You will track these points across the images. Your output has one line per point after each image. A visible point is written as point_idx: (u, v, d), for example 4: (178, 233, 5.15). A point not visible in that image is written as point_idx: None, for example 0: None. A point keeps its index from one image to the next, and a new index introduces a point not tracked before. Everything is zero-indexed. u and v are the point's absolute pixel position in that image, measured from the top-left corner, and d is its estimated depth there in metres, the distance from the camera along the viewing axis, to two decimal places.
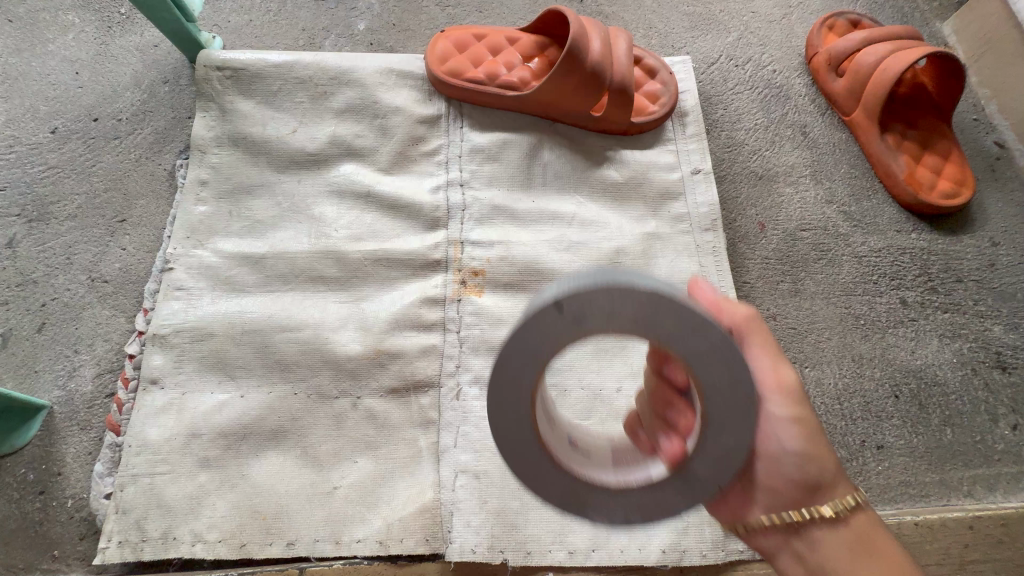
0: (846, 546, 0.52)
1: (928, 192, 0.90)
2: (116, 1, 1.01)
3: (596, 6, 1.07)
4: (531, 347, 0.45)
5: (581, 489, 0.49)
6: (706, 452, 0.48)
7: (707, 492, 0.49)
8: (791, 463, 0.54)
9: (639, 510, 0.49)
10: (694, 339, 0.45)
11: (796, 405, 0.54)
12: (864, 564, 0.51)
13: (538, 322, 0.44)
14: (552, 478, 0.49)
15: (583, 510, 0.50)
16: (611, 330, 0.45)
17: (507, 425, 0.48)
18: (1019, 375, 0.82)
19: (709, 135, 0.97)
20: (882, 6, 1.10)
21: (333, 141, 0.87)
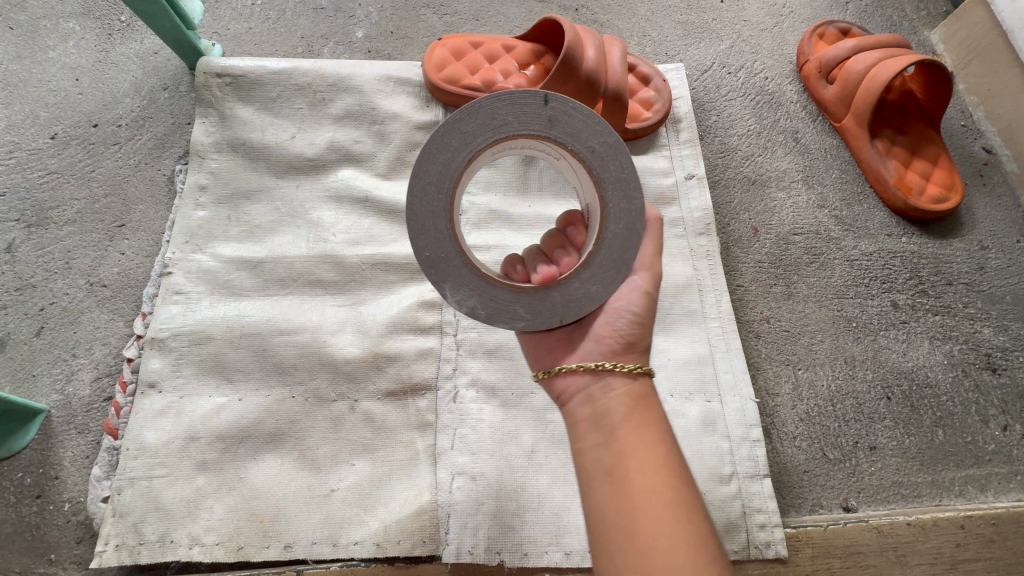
0: (627, 397, 0.54)
1: (918, 197, 0.92)
2: (117, 9, 1.02)
3: (591, 15, 1.09)
4: (465, 127, 0.52)
5: (456, 265, 0.55)
6: (570, 290, 0.57)
7: (548, 320, 0.57)
8: (623, 321, 0.59)
9: (486, 304, 0.56)
10: (626, 186, 0.54)
11: (653, 287, 0.61)
12: (633, 418, 0.52)
13: (524, 103, 0.52)
14: (437, 240, 0.54)
15: (441, 282, 0.55)
16: (565, 146, 0.54)
17: (427, 172, 0.52)
18: (1009, 377, 0.84)
19: (702, 141, 0.99)
20: (872, 15, 1.12)
21: (331, 147, 0.88)
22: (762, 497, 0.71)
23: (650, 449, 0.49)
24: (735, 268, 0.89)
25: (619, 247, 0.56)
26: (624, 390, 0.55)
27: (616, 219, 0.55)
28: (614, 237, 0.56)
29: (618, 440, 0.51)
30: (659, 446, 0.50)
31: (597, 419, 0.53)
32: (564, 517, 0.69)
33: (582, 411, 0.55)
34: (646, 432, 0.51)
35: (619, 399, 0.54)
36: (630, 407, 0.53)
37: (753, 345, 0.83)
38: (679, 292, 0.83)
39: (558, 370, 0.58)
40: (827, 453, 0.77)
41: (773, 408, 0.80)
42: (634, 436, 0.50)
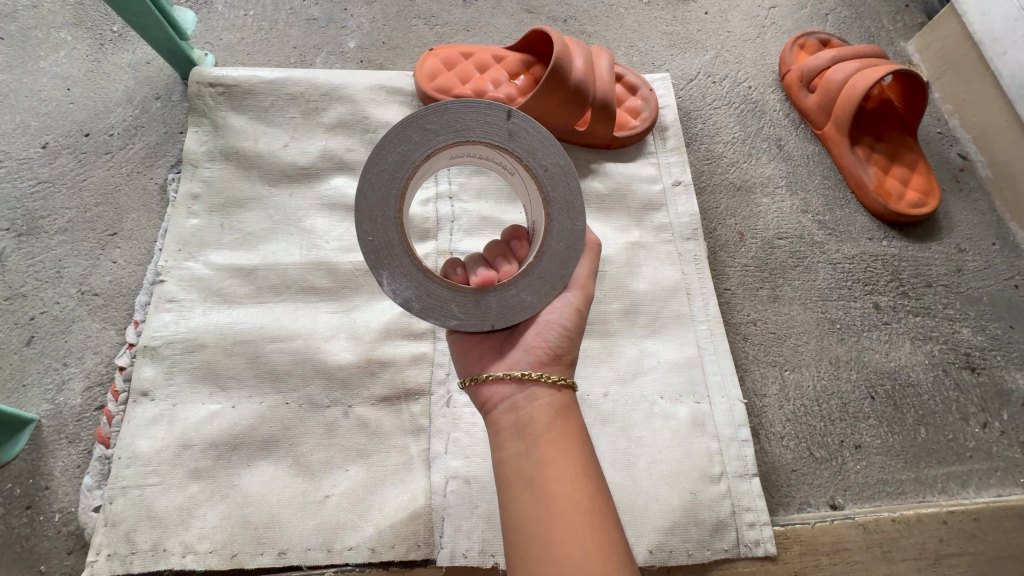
0: (551, 407, 0.55)
1: (897, 201, 0.95)
2: (109, 19, 1.03)
3: (579, 26, 1.12)
4: (428, 124, 0.54)
5: (399, 253, 0.54)
6: (506, 296, 0.57)
7: (482, 324, 0.56)
8: (553, 333, 0.58)
9: (422, 296, 0.55)
10: (570, 207, 0.57)
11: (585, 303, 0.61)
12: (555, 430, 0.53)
13: (490, 115, 0.56)
14: (384, 226, 0.54)
15: (379, 267, 0.54)
16: (520, 159, 0.57)
17: (387, 157, 0.54)
18: (987, 375, 0.86)
19: (689, 148, 1.01)
20: (851, 26, 1.16)
21: (324, 155, 0.89)
22: (750, 495, 0.73)
23: (568, 459, 0.50)
24: (722, 272, 0.91)
25: (558, 264, 0.57)
26: (548, 400, 0.55)
27: (558, 237, 0.57)
28: (554, 252, 0.57)
29: (537, 449, 0.51)
30: (577, 456, 0.51)
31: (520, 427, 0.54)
32: None
33: (506, 418, 0.56)
34: (566, 442, 0.52)
35: (541, 408, 0.54)
36: (553, 416, 0.54)
37: (741, 347, 0.85)
38: (668, 296, 0.85)
39: (485, 377, 0.58)
40: (814, 452, 0.79)
41: (760, 409, 0.81)
42: (554, 445, 0.51)
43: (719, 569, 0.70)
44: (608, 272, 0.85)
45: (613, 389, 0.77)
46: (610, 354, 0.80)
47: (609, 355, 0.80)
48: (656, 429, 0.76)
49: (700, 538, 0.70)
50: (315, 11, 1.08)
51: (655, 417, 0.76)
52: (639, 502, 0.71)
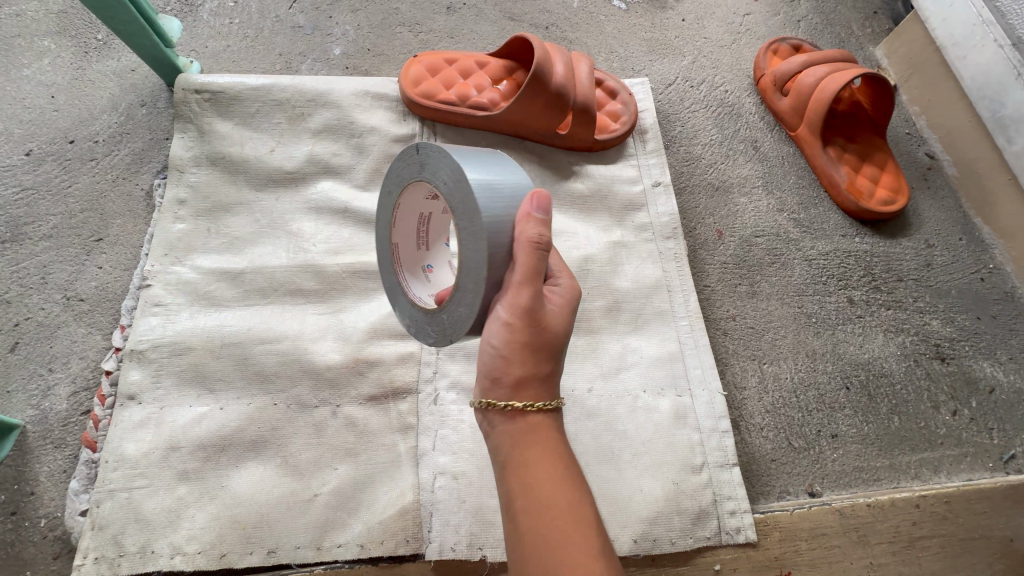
0: (513, 434, 0.54)
1: (868, 200, 0.98)
2: (93, 28, 1.04)
3: (561, 32, 1.15)
4: (388, 187, 0.66)
5: (397, 291, 0.67)
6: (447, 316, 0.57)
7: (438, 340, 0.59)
8: (494, 358, 0.54)
9: (409, 320, 0.65)
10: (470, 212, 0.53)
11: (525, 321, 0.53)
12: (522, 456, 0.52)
13: (407, 155, 0.61)
14: (389, 271, 0.68)
15: (394, 304, 0.69)
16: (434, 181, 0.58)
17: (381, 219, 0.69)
18: (956, 365, 0.89)
19: (668, 150, 1.04)
20: (822, 32, 1.20)
21: (310, 160, 0.91)
22: (731, 484, 0.75)
23: (550, 487, 0.50)
24: (701, 269, 0.94)
25: (475, 276, 0.53)
26: (524, 428, 0.54)
27: (473, 248, 0.53)
28: (473, 265, 0.53)
29: (516, 483, 0.51)
30: (557, 484, 0.50)
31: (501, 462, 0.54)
32: None
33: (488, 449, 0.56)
34: (545, 471, 0.51)
35: (517, 438, 0.53)
36: (530, 445, 0.53)
37: (721, 342, 0.88)
38: (649, 293, 0.87)
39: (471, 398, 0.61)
40: (793, 442, 0.82)
41: (740, 402, 0.84)
42: (533, 477, 0.51)
43: (702, 556, 0.72)
44: (591, 271, 0.87)
45: (597, 385, 0.79)
46: (594, 350, 0.82)
47: (592, 351, 0.82)
48: (640, 422, 0.78)
49: (682, 527, 0.72)
50: (301, 19, 1.09)
51: (638, 410, 0.78)
52: (623, 493, 0.72)
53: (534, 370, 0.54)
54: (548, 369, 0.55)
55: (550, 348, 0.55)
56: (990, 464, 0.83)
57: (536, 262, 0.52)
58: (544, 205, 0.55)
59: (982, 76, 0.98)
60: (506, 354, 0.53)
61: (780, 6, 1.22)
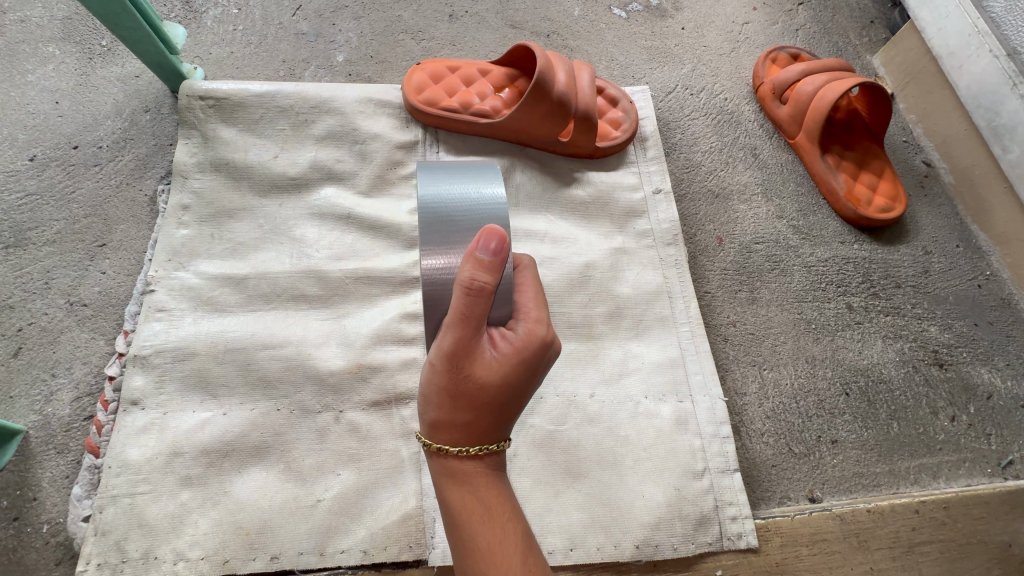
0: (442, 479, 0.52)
1: (866, 207, 0.99)
2: (98, 34, 1.04)
3: (562, 40, 1.16)
4: None
5: None
6: None
7: None
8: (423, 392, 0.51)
9: None
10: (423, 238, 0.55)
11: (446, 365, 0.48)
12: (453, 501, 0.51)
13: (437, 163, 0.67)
14: None
15: None
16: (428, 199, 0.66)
17: None
18: (955, 371, 0.90)
19: (668, 157, 1.05)
20: (820, 41, 1.22)
21: (314, 166, 0.91)
22: (732, 490, 0.75)
23: (497, 543, 0.49)
24: (702, 275, 0.94)
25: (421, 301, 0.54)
26: (465, 478, 0.51)
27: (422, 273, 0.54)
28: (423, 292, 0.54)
29: (461, 538, 0.50)
30: (503, 539, 0.49)
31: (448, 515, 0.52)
32: (546, 517, 0.71)
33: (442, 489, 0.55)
34: (489, 526, 0.49)
35: (458, 491, 0.51)
36: (472, 497, 0.51)
37: (721, 348, 0.88)
38: (651, 299, 0.88)
39: None
40: (793, 448, 0.82)
41: (741, 407, 0.84)
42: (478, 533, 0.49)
43: (703, 562, 0.72)
44: (593, 277, 0.88)
45: (599, 390, 0.80)
46: (596, 355, 0.82)
47: (594, 357, 0.82)
48: (641, 428, 0.78)
49: (684, 533, 0.72)
50: (304, 26, 1.10)
51: (639, 416, 0.79)
52: (625, 499, 0.73)
53: (451, 418, 0.50)
54: (472, 419, 0.50)
55: (477, 400, 0.49)
56: (989, 469, 0.83)
57: (460, 307, 0.46)
58: (495, 245, 0.46)
59: (977, 85, 1.00)
60: (425, 393, 0.51)
61: (779, 15, 1.24)
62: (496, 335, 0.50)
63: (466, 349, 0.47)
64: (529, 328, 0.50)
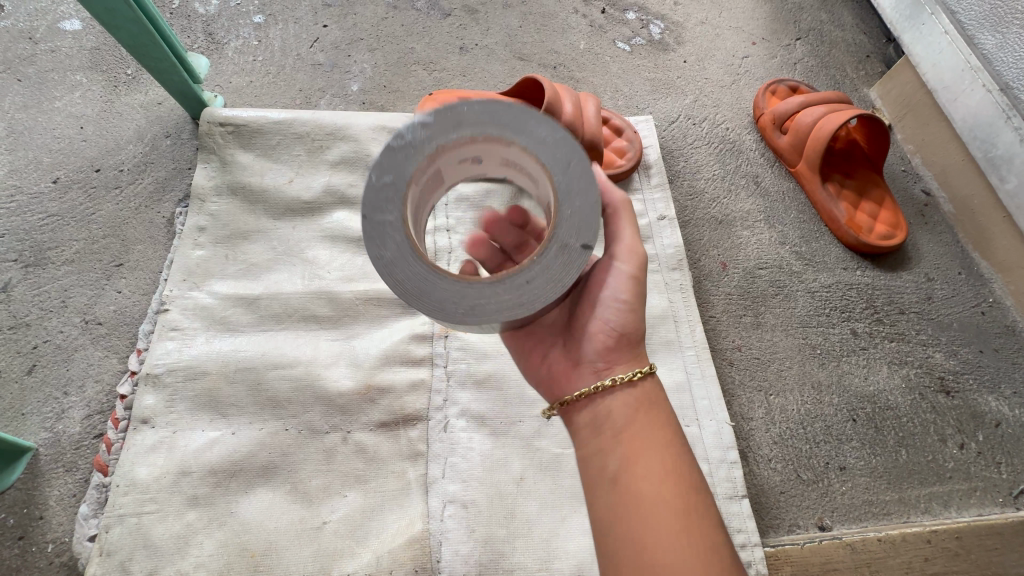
0: (629, 424, 0.55)
1: (868, 234, 1.01)
2: (123, 63, 1.09)
3: (568, 72, 1.20)
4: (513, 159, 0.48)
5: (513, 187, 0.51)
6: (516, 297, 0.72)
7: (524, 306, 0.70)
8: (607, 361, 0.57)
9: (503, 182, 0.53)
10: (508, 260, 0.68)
11: (628, 319, 0.57)
12: (648, 439, 0.53)
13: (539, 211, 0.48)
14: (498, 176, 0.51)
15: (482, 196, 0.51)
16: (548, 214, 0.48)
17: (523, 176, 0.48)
18: (961, 398, 0.90)
19: (672, 184, 1.07)
20: (817, 74, 1.26)
21: (328, 190, 0.94)
22: (740, 517, 0.75)
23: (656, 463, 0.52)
24: (707, 300, 0.96)
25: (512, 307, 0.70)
26: (641, 397, 0.56)
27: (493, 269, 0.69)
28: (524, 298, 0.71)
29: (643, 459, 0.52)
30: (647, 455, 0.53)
31: (604, 423, 0.55)
32: (553, 542, 0.71)
33: (581, 418, 0.57)
34: (651, 433, 0.54)
35: (644, 426, 0.54)
36: (654, 435, 0.54)
37: (727, 372, 0.89)
38: (656, 323, 0.89)
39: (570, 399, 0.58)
40: (801, 474, 0.82)
41: (747, 433, 0.84)
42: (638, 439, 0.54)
43: None
44: None
45: None
46: None
47: None
48: None
49: None
50: (321, 57, 1.15)
51: None
52: None
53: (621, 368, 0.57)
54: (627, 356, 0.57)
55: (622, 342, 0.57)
56: (1000, 499, 0.82)
57: (621, 287, 0.57)
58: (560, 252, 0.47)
59: (971, 118, 1.03)
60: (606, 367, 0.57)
61: (777, 50, 1.28)
62: (627, 282, 0.58)
63: (626, 313, 0.57)
64: (630, 244, 0.58)
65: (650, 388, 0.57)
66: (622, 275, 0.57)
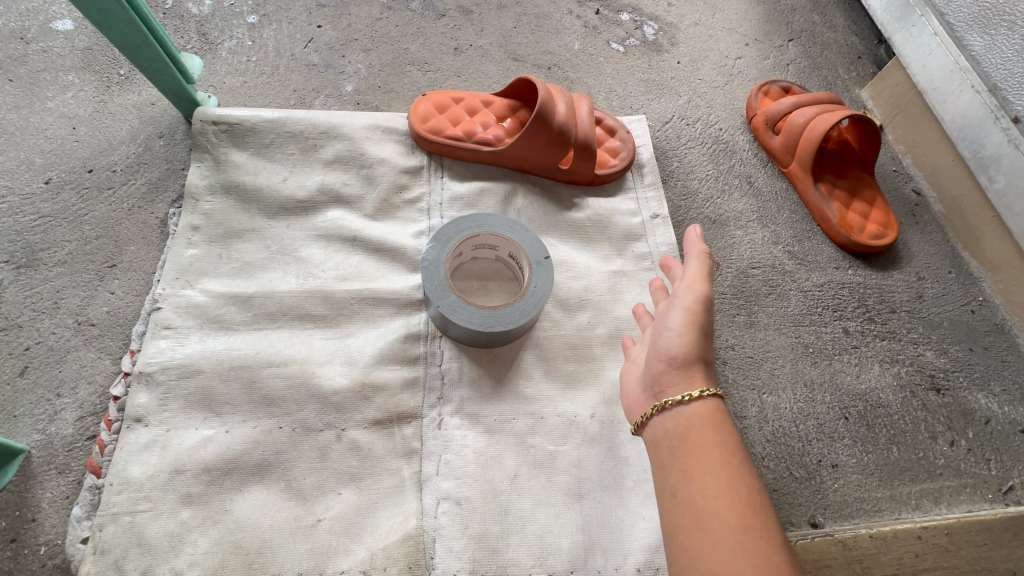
0: (686, 441, 0.56)
1: (859, 233, 1.02)
2: (116, 64, 1.08)
3: (563, 73, 1.21)
4: None
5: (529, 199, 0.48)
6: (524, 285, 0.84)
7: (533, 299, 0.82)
8: (670, 383, 0.60)
9: None
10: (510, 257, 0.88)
11: (688, 341, 0.61)
12: (704, 455, 0.55)
13: None
14: None
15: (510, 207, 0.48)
16: None
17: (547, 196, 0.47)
18: (952, 396, 0.91)
19: (666, 184, 1.08)
20: (809, 75, 1.27)
21: (322, 189, 0.94)
22: None
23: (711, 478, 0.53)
24: None
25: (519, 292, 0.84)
26: (699, 414, 0.57)
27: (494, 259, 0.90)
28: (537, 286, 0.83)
29: (698, 476, 0.53)
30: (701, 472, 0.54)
31: (663, 443, 0.58)
32: (547, 538, 0.71)
33: (649, 436, 0.60)
34: (704, 450, 0.55)
35: (699, 442, 0.55)
36: (710, 451, 0.55)
37: (721, 371, 0.89)
38: None
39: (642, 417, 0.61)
40: (794, 472, 0.82)
41: (741, 430, 0.85)
42: (692, 456, 0.55)
43: None
44: (593, 299, 0.90)
45: (599, 411, 0.81)
46: (597, 377, 0.84)
47: (595, 378, 0.83)
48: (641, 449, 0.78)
49: None
50: (315, 57, 1.15)
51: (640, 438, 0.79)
52: (624, 521, 0.73)
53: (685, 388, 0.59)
54: (689, 375, 0.60)
55: (684, 362, 0.60)
56: (989, 495, 0.83)
57: (687, 312, 0.63)
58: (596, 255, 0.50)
59: (961, 118, 1.04)
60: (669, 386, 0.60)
61: (770, 50, 1.29)
62: (688, 307, 0.64)
63: (689, 336, 0.62)
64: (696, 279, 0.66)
65: (714, 407, 0.58)
66: (689, 295, 0.65)
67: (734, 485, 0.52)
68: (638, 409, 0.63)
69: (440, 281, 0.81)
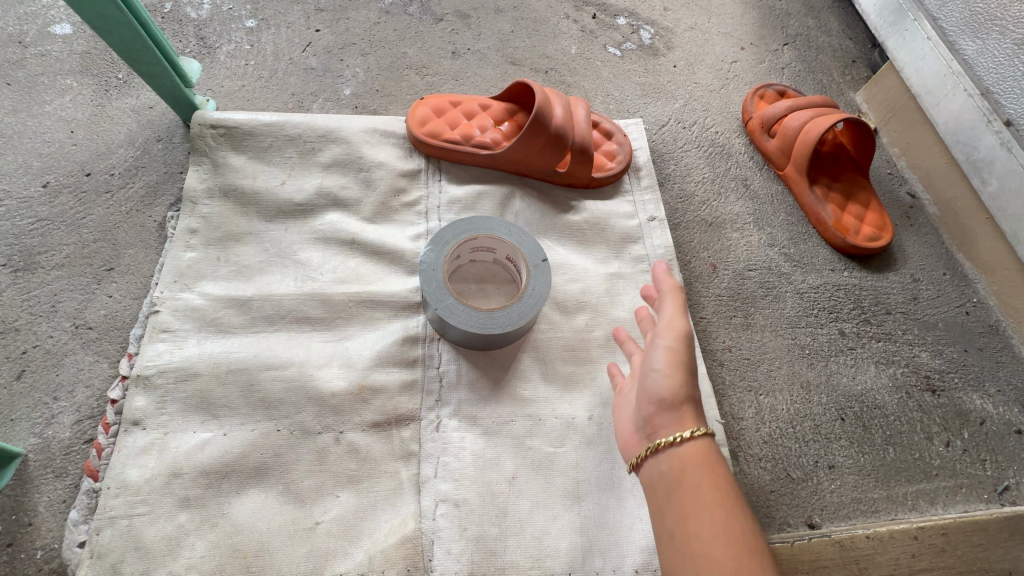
0: (681, 480, 0.56)
1: (854, 236, 1.03)
2: (114, 68, 1.09)
3: (560, 77, 1.21)
4: None
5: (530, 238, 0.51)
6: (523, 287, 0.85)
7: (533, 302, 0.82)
8: (662, 423, 0.60)
9: None
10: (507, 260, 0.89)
11: (674, 379, 0.61)
12: (699, 494, 0.55)
13: None
14: None
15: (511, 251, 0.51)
16: None
17: None
18: (947, 397, 0.91)
19: (663, 187, 1.09)
20: (804, 79, 1.28)
21: (320, 192, 0.94)
22: None
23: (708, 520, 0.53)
24: (697, 301, 0.97)
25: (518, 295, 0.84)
26: (692, 453, 0.57)
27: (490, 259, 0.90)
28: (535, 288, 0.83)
29: (693, 517, 0.54)
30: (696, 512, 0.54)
31: (660, 483, 0.58)
32: (545, 540, 0.71)
33: (646, 476, 0.60)
34: (699, 489, 0.55)
35: (694, 481, 0.56)
36: (705, 491, 0.55)
37: (717, 373, 0.90)
38: None
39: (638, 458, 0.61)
40: (791, 473, 0.83)
41: (738, 432, 0.85)
42: (687, 496, 0.55)
43: None
44: (590, 301, 0.90)
45: (596, 413, 0.81)
46: (595, 380, 0.84)
47: (592, 380, 0.84)
48: None
49: None
50: (313, 61, 1.15)
51: None
52: (622, 523, 0.73)
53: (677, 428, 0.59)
54: (679, 416, 0.59)
55: (673, 402, 0.60)
56: (985, 495, 0.84)
57: (671, 350, 0.62)
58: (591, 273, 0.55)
59: (955, 122, 1.05)
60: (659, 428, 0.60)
61: (765, 55, 1.30)
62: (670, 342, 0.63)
63: (673, 376, 0.61)
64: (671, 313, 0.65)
65: (707, 445, 0.58)
66: (671, 330, 0.64)
67: (730, 525, 0.52)
68: (633, 449, 0.62)
69: (439, 284, 0.82)
